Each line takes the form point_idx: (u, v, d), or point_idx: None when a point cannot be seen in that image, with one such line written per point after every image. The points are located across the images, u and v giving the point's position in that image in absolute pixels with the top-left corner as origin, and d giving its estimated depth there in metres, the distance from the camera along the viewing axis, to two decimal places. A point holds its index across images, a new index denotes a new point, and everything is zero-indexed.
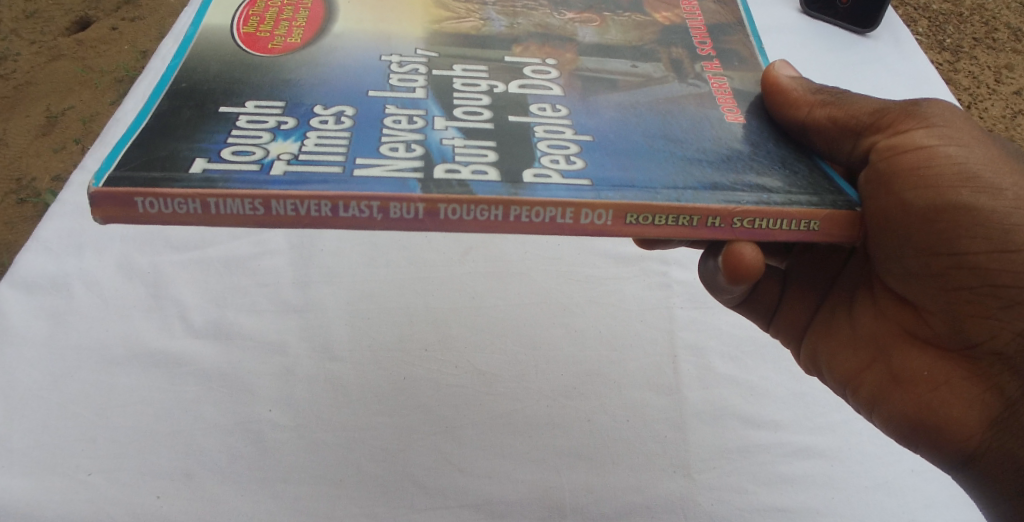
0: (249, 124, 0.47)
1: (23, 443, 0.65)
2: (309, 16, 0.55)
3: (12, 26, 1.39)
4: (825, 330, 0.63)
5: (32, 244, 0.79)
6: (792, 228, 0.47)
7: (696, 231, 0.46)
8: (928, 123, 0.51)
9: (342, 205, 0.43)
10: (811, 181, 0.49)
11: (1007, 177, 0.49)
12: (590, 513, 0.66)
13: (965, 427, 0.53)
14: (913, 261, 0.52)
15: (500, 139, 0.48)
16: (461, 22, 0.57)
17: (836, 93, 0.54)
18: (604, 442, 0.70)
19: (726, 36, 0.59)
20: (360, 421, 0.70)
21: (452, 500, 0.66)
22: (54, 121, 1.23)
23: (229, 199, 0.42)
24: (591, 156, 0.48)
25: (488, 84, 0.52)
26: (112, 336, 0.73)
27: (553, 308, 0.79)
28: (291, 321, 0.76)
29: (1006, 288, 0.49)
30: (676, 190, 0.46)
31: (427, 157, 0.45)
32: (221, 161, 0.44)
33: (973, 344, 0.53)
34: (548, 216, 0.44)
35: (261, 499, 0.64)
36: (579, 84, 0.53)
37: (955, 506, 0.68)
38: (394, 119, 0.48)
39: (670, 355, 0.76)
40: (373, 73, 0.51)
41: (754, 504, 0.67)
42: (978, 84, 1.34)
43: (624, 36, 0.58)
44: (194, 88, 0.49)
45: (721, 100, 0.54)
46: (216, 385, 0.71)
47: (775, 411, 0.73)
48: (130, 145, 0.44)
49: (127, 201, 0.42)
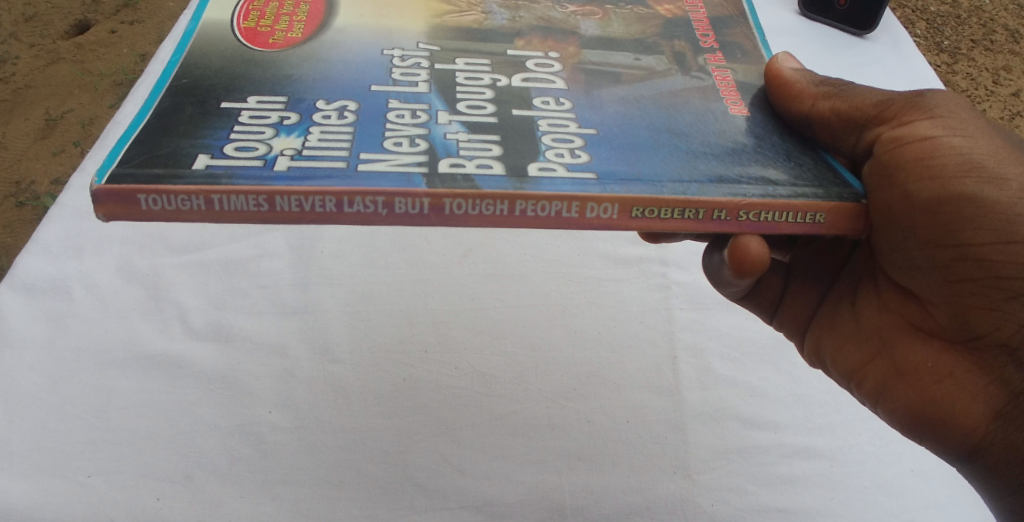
0: (251, 120, 0.46)
1: (23, 446, 0.65)
2: (309, 11, 0.54)
3: (11, 29, 1.38)
4: (828, 324, 0.63)
5: (31, 247, 0.79)
6: (798, 221, 0.46)
7: (702, 225, 0.46)
8: (933, 114, 0.51)
9: (347, 200, 0.42)
10: (817, 173, 0.49)
11: (1012, 168, 0.49)
12: (590, 514, 0.66)
13: (970, 419, 0.53)
14: (919, 253, 0.52)
15: (504, 133, 0.47)
16: (462, 16, 0.56)
17: (839, 85, 0.54)
18: (604, 442, 0.70)
19: (728, 29, 0.59)
20: (359, 422, 0.70)
21: (452, 501, 0.66)
22: (53, 124, 1.22)
23: (232, 196, 0.42)
24: (596, 150, 0.47)
25: (491, 77, 0.52)
26: (112, 339, 0.72)
27: (553, 309, 0.79)
28: (291, 323, 0.76)
29: (1011, 280, 0.49)
30: (682, 184, 0.46)
31: (431, 152, 0.45)
32: (224, 157, 0.44)
33: (978, 336, 0.53)
34: (554, 211, 0.44)
35: (261, 502, 0.64)
36: (582, 77, 0.53)
37: (955, 506, 0.68)
38: (397, 114, 0.48)
39: (669, 356, 0.76)
40: (375, 68, 0.51)
41: (754, 504, 0.67)
42: (976, 86, 1.34)
43: (626, 29, 0.57)
44: (195, 84, 0.48)
45: (725, 93, 0.54)
46: (216, 386, 0.70)
47: (776, 412, 0.73)
48: (132, 142, 0.44)
49: (129, 198, 0.41)
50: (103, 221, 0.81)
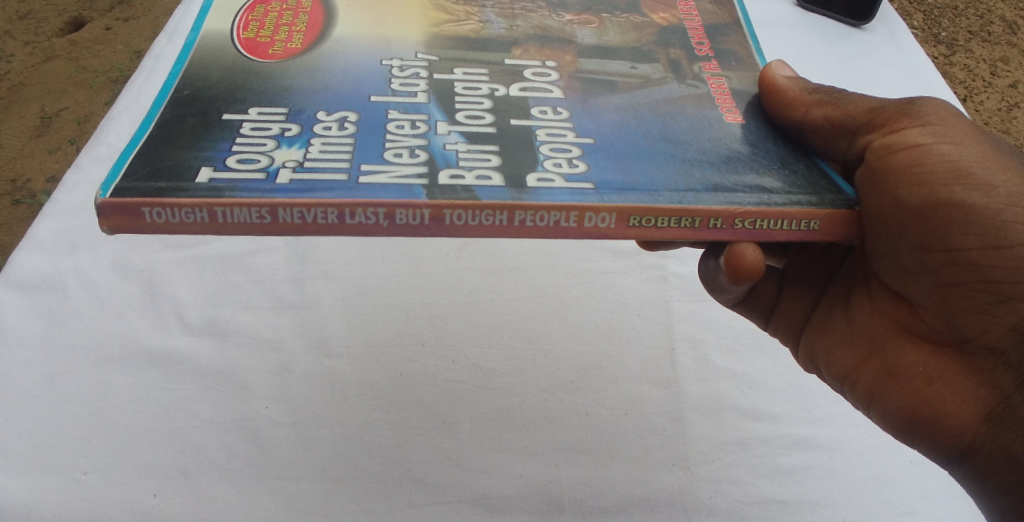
0: (253, 132, 0.47)
1: (18, 443, 0.65)
2: (308, 21, 0.55)
3: (5, 27, 1.37)
4: (821, 328, 0.64)
5: (25, 243, 0.79)
6: (792, 228, 0.47)
7: (698, 232, 0.47)
8: (923, 121, 0.51)
9: (349, 212, 0.43)
10: (811, 180, 0.50)
11: (1000, 175, 0.50)
12: (590, 507, 0.66)
13: (959, 421, 0.55)
14: (908, 257, 0.53)
15: (503, 143, 0.48)
16: (460, 25, 0.57)
17: (833, 92, 0.55)
18: (603, 435, 0.71)
19: (723, 36, 0.60)
20: (356, 418, 0.70)
21: (450, 495, 0.66)
22: (48, 121, 1.22)
23: (236, 209, 0.42)
24: (593, 159, 0.48)
25: (489, 87, 0.52)
26: (107, 336, 0.73)
27: (549, 304, 0.80)
28: (286, 317, 0.76)
29: (999, 284, 0.50)
30: (678, 192, 0.47)
31: (431, 162, 0.46)
32: (226, 170, 0.44)
33: (967, 339, 0.54)
34: (552, 221, 0.45)
35: (259, 498, 0.65)
36: (579, 86, 0.54)
37: (952, 497, 0.69)
38: (397, 125, 0.48)
39: (668, 348, 0.77)
40: (374, 78, 0.52)
41: (753, 496, 0.68)
42: (973, 77, 1.35)
43: (623, 37, 0.58)
44: (197, 95, 0.49)
45: (719, 101, 0.55)
46: (212, 383, 0.71)
47: (773, 404, 0.74)
48: (134, 155, 0.44)
49: (134, 211, 0.42)
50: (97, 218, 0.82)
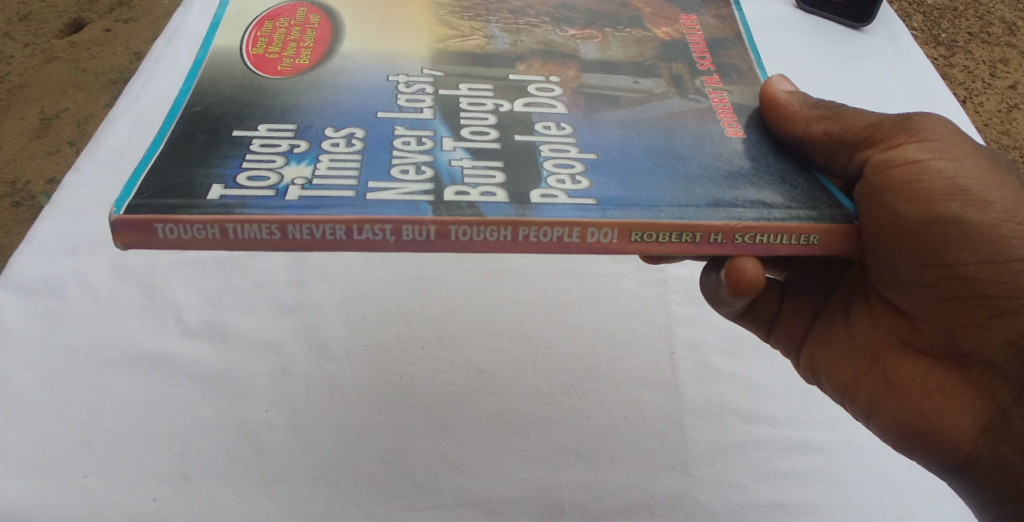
0: (263, 148, 0.48)
1: (18, 446, 0.67)
2: (316, 37, 0.56)
3: (5, 29, 1.38)
4: (822, 339, 0.65)
5: (26, 247, 0.80)
6: (792, 242, 0.48)
7: (699, 247, 0.47)
8: (921, 138, 0.52)
9: (356, 228, 0.44)
10: (811, 195, 0.50)
11: (996, 191, 0.51)
12: (589, 511, 0.67)
13: (957, 433, 0.55)
14: (907, 272, 0.53)
15: (507, 159, 0.49)
16: (465, 40, 0.58)
17: (833, 107, 0.55)
18: (603, 439, 0.72)
19: (724, 51, 0.60)
20: (357, 421, 0.71)
21: (449, 499, 0.67)
22: (48, 123, 1.24)
23: (247, 225, 0.43)
24: (596, 175, 0.49)
25: (493, 103, 0.53)
26: (106, 340, 0.74)
27: (548, 307, 0.81)
28: (285, 321, 0.77)
29: (995, 299, 0.51)
30: (680, 208, 0.47)
31: (436, 179, 0.47)
32: (237, 187, 0.45)
33: (964, 352, 0.55)
34: (555, 236, 0.46)
35: (259, 501, 0.66)
36: (582, 101, 0.54)
37: (952, 500, 0.70)
38: (404, 141, 0.49)
39: (668, 352, 0.78)
40: (380, 94, 0.53)
41: (752, 499, 0.69)
42: (972, 79, 1.36)
43: (625, 52, 0.59)
44: (207, 112, 0.50)
45: (721, 115, 0.55)
46: (213, 386, 0.72)
47: (773, 407, 0.75)
48: (147, 172, 0.45)
49: (147, 228, 0.43)
50: (97, 221, 0.83)
